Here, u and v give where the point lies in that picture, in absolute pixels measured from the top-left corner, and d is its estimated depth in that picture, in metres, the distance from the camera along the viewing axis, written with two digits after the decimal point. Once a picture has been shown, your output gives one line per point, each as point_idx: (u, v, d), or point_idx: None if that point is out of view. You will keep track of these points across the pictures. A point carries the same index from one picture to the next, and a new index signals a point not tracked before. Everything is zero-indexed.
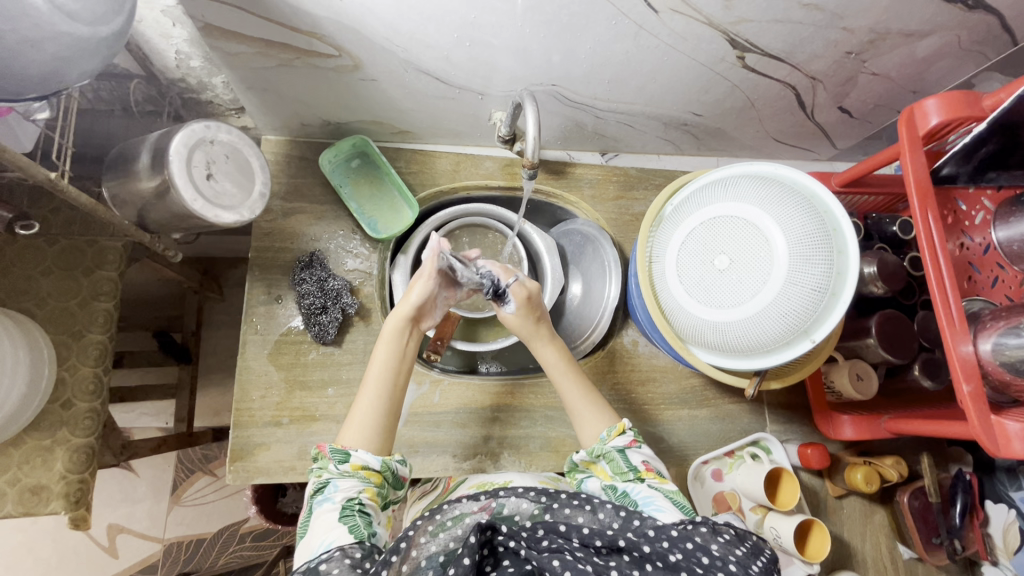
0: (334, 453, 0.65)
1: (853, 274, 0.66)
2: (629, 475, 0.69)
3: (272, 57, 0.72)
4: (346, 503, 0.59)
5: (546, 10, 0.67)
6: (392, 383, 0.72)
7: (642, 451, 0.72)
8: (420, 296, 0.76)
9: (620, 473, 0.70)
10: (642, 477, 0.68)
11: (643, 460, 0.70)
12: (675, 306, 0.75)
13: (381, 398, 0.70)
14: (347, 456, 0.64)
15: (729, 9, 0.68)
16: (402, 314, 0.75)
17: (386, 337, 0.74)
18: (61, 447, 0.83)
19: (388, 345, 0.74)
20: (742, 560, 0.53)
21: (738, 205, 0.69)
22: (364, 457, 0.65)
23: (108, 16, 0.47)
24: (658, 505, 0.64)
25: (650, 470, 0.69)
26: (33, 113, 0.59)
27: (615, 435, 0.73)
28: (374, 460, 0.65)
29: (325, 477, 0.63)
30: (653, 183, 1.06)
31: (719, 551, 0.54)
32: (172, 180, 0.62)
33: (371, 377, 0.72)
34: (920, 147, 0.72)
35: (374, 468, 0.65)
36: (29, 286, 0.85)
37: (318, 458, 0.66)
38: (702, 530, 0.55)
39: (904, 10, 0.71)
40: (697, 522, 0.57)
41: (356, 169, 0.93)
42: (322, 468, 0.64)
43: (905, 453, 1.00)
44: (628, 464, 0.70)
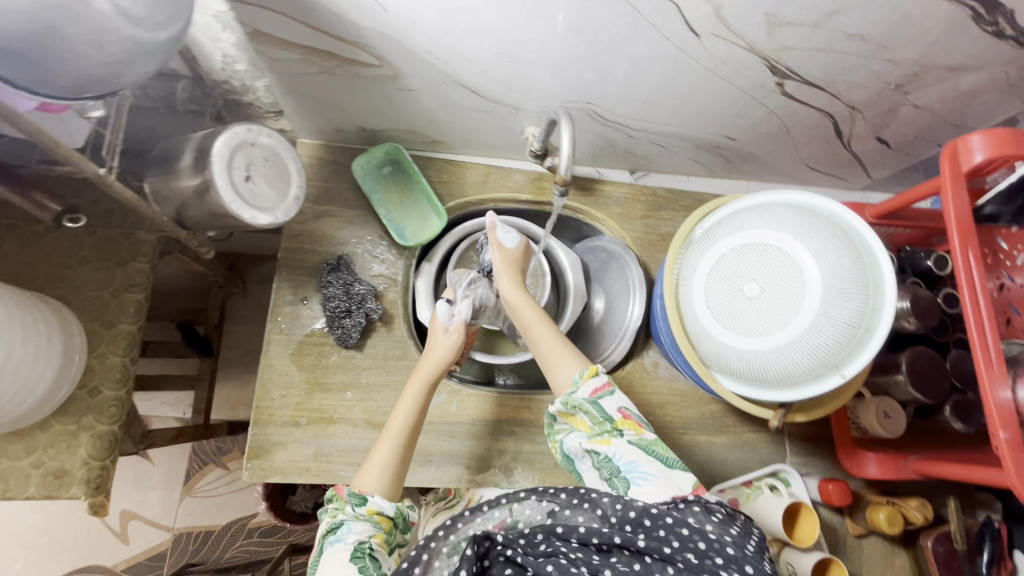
0: (351, 495, 0.66)
1: (890, 309, 0.63)
2: (606, 426, 0.70)
3: (314, 64, 0.74)
4: (357, 546, 0.61)
5: (587, 29, 0.67)
6: (408, 435, 0.72)
7: (614, 397, 0.72)
8: (448, 350, 0.78)
9: (598, 424, 0.70)
10: (620, 429, 0.69)
11: (619, 408, 0.70)
12: (701, 331, 0.74)
13: (395, 446, 0.71)
14: (364, 500, 0.66)
15: (772, 36, 0.68)
16: (431, 369, 0.77)
17: (411, 389, 0.76)
18: (86, 433, 0.85)
19: (410, 398, 0.75)
20: (737, 538, 0.57)
21: (771, 233, 0.68)
22: (380, 502, 0.67)
23: (168, 22, 0.47)
24: (646, 470, 0.66)
25: (627, 420, 0.69)
26: (88, 110, 0.60)
27: (587, 377, 0.73)
28: (389, 506, 0.67)
29: (340, 518, 0.64)
30: (681, 204, 1.06)
31: (713, 531, 0.57)
32: (212, 180, 0.64)
33: (395, 427, 0.72)
34: (963, 183, 0.72)
35: (388, 513, 0.67)
36: (66, 273, 0.88)
37: (335, 498, 0.67)
38: (695, 510, 0.59)
39: (951, 45, 0.70)
40: (690, 501, 0.60)
41: (387, 176, 0.95)
42: (338, 510, 0.65)
43: (929, 495, 0.97)
44: (604, 414, 0.70)
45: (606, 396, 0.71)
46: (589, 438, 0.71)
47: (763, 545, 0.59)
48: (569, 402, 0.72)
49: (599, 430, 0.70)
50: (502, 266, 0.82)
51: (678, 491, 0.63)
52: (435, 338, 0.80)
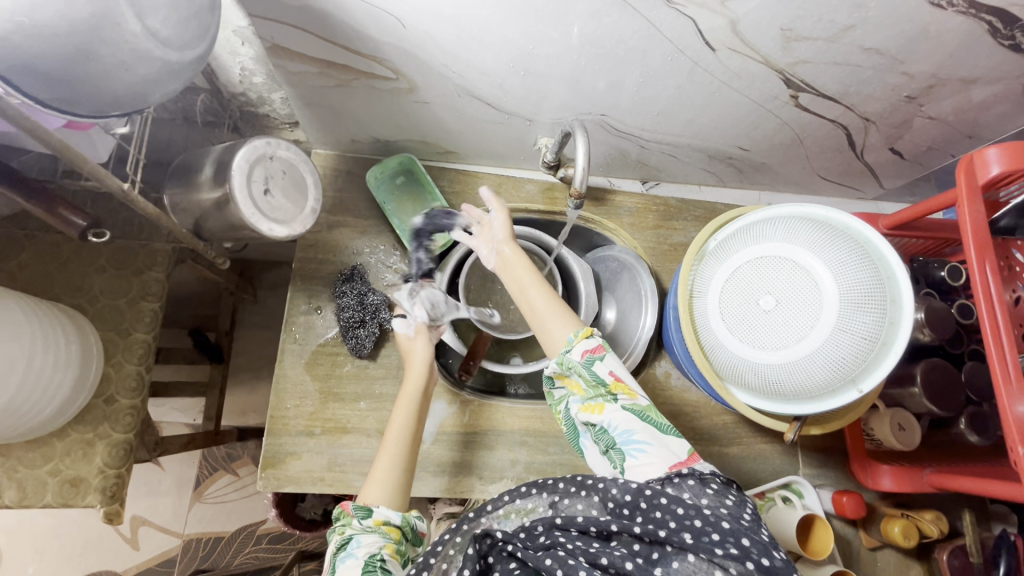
0: (357, 510, 0.65)
1: (907, 325, 0.64)
2: (600, 392, 0.68)
3: (331, 77, 0.74)
4: (368, 560, 0.58)
5: (603, 44, 0.68)
6: (410, 445, 0.73)
7: (607, 360, 0.69)
8: (424, 356, 0.81)
9: (592, 389, 0.69)
10: (614, 393, 0.68)
11: (611, 372, 0.68)
12: (716, 343, 0.74)
13: (398, 457, 0.72)
14: (370, 512, 0.65)
15: (788, 50, 0.68)
16: (416, 376, 0.79)
17: (401, 404, 0.77)
18: (102, 441, 0.85)
19: (404, 414, 0.76)
20: (733, 509, 0.58)
21: (786, 246, 0.68)
22: (386, 513, 0.66)
23: (195, 41, 0.47)
24: (641, 438, 0.65)
25: (619, 384, 0.67)
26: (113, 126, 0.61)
27: (581, 337, 0.70)
28: (396, 516, 0.66)
29: (348, 534, 0.63)
30: (693, 214, 1.06)
31: (709, 505, 0.58)
32: (232, 194, 0.64)
33: (393, 442, 0.72)
34: (979, 196, 0.71)
35: (395, 523, 0.66)
36: (83, 282, 0.89)
37: (341, 516, 0.66)
38: (690, 484, 0.60)
39: (967, 59, 0.70)
40: (685, 476, 0.60)
41: (400, 186, 0.95)
42: (345, 525, 0.64)
43: (944, 507, 0.96)
44: (596, 378, 0.68)
45: (599, 359, 0.68)
46: (583, 404, 0.70)
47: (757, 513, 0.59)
48: (563, 363, 0.70)
49: (594, 394, 0.69)
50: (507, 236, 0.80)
51: (676, 459, 0.63)
52: (407, 347, 0.83)
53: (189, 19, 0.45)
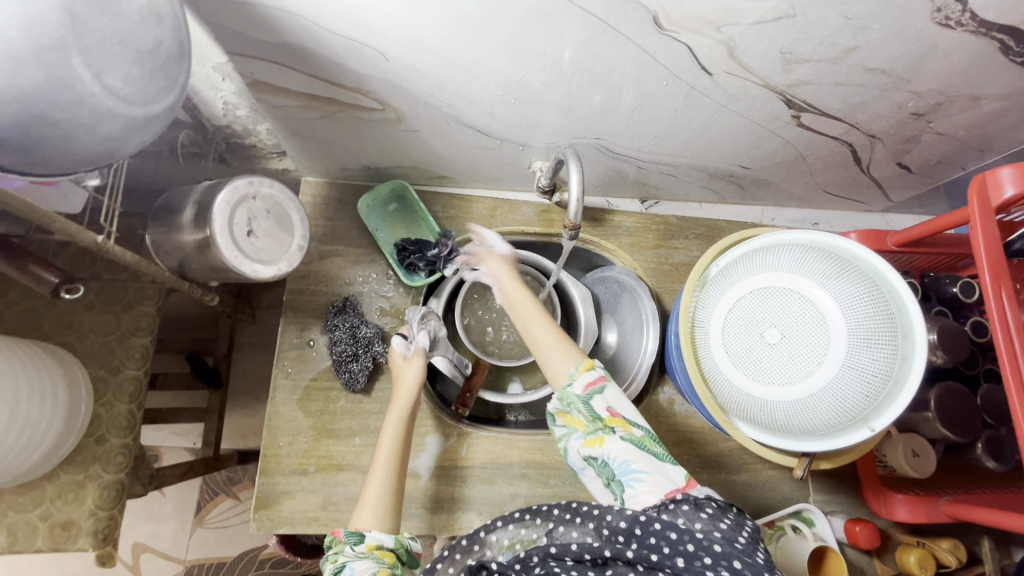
0: (348, 536, 0.65)
1: (920, 361, 0.60)
2: (597, 425, 0.66)
3: (315, 109, 0.72)
4: None
5: (593, 71, 0.65)
6: (398, 465, 0.73)
7: (605, 393, 0.68)
8: (417, 377, 0.79)
9: (588, 423, 0.67)
10: (612, 426, 0.66)
11: (609, 407, 0.67)
12: (718, 376, 0.70)
13: (387, 481, 0.71)
14: (362, 538, 0.64)
15: (788, 73, 0.65)
16: (404, 402, 0.77)
17: (390, 420, 0.76)
18: (93, 483, 0.84)
19: (392, 427, 0.75)
20: (727, 533, 0.55)
21: (792, 278, 0.66)
22: (378, 536, 0.65)
23: (162, 94, 0.45)
24: (639, 468, 0.62)
25: (616, 416, 0.66)
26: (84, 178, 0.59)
27: (582, 371, 0.69)
28: (388, 538, 0.65)
29: (341, 560, 0.62)
30: (694, 233, 1.03)
31: (702, 529, 0.55)
32: (213, 237, 0.62)
33: (382, 462, 0.72)
34: (992, 217, 0.68)
35: (389, 546, 0.65)
36: (72, 320, 0.87)
37: (332, 543, 0.65)
38: (684, 509, 0.57)
39: (978, 77, 0.66)
40: (678, 501, 0.58)
41: (393, 213, 0.94)
42: (337, 553, 0.64)
43: (960, 532, 0.93)
44: (593, 413, 0.66)
45: (599, 391, 0.68)
46: (583, 439, 0.67)
47: (758, 537, 0.56)
48: (563, 396, 0.69)
49: (593, 429, 0.66)
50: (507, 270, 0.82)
51: (672, 486, 0.61)
52: (398, 369, 0.80)
53: (154, 72, 0.43)
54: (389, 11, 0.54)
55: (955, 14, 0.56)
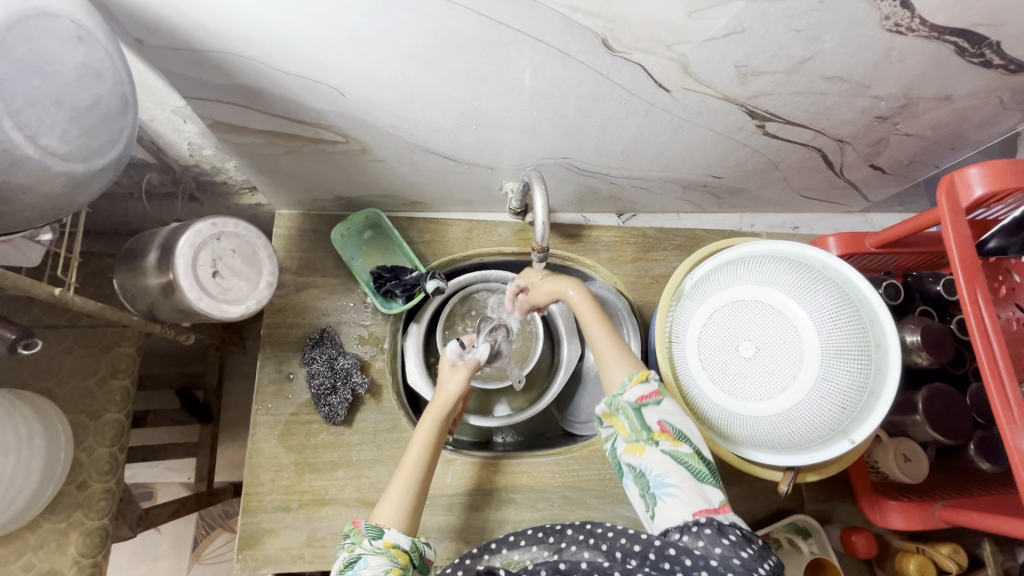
0: (368, 528, 0.64)
1: (894, 370, 0.60)
2: (642, 434, 0.62)
3: (279, 144, 0.72)
4: None
5: (551, 94, 0.65)
6: (425, 471, 0.71)
7: (661, 406, 0.64)
8: (460, 387, 0.77)
9: (634, 429, 0.63)
10: (656, 439, 0.61)
11: (660, 419, 0.62)
12: (698, 392, 0.69)
13: (411, 481, 0.69)
14: (382, 533, 0.64)
15: (745, 85, 0.65)
16: (440, 407, 0.75)
17: (423, 424, 0.74)
18: (75, 530, 0.83)
19: (421, 437, 0.73)
20: (748, 562, 0.51)
21: (763, 290, 0.65)
22: (396, 535, 0.64)
23: (106, 147, 0.45)
24: (673, 482, 0.59)
25: (666, 430, 0.61)
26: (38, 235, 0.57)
27: (635, 383, 0.65)
28: (405, 540, 0.65)
29: (357, 552, 0.62)
30: (673, 243, 1.03)
31: (720, 555, 0.52)
32: (177, 281, 0.62)
33: (410, 462, 0.70)
34: (964, 217, 0.68)
35: (404, 547, 0.64)
36: (51, 365, 0.87)
37: (351, 533, 0.64)
38: (706, 533, 0.54)
39: (937, 78, 0.66)
40: (701, 523, 0.54)
41: (368, 241, 0.94)
42: (354, 543, 0.63)
43: (960, 535, 0.91)
44: (643, 423, 0.62)
45: (655, 402, 0.63)
46: (625, 445, 0.64)
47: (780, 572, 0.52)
48: (613, 402, 0.66)
49: (635, 437, 0.62)
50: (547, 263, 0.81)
51: (704, 506, 0.57)
52: (445, 375, 0.79)
53: (95, 127, 0.43)
54: (336, 49, 0.54)
55: (905, 20, 0.56)
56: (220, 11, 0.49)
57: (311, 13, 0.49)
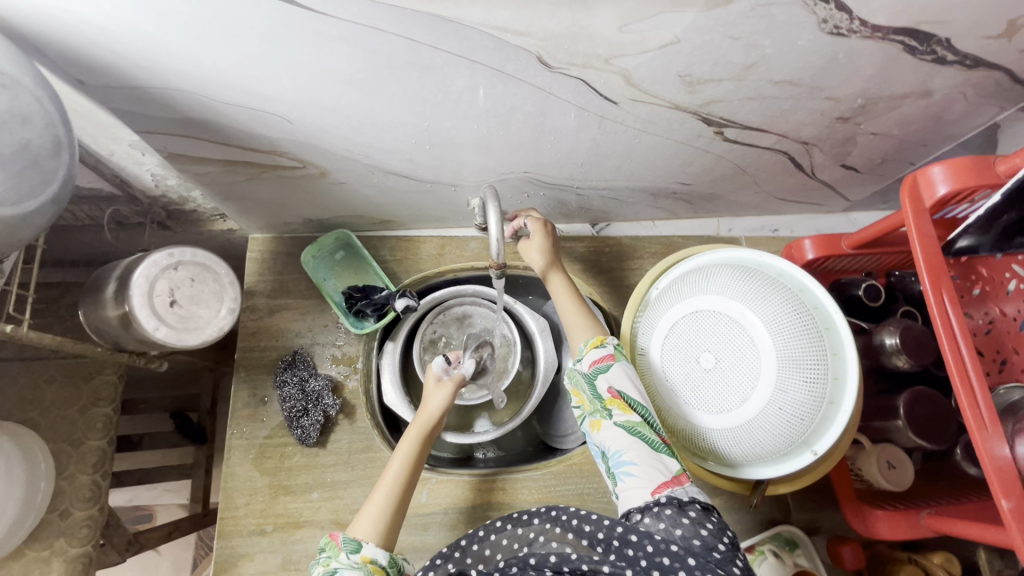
0: (345, 542, 0.63)
1: (852, 379, 0.59)
2: (596, 407, 0.64)
3: (238, 172, 0.73)
4: None
5: (499, 112, 0.65)
6: (405, 485, 0.69)
7: (610, 374, 0.65)
8: (444, 402, 0.76)
9: (589, 404, 0.65)
10: (608, 409, 0.63)
11: (610, 387, 0.64)
12: (661, 406, 0.68)
13: (392, 495, 0.68)
14: (359, 547, 0.62)
15: (694, 93, 0.64)
16: (426, 419, 0.74)
17: (408, 437, 0.73)
18: (58, 558, 0.83)
19: (401, 453, 0.71)
20: (707, 541, 0.53)
21: (721, 300, 0.64)
22: (374, 549, 0.63)
23: (38, 189, 0.46)
24: (629, 459, 0.60)
25: (615, 399, 0.63)
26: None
27: (590, 349, 0.69)
28: (383, 555, 0.63)
29: (333, 566, 0.61)
30: (648, 251, 1.02)
31: (682, 536, 0.53)
32: (134, 313, 0.63)
33: (390, 477, 0.69)
34: (929, 217, 0.66)
35: (382, 562, 0.62)
36: (34, 395, 0.88)
37: (327, 547, 0.63)
38: (667, 513, 0.55)
39: (892, 77, 0.65)
40: (662, 504, 0.56)
41: (340, 261, 0.94)
42: (330, 557, 0.62)
43: (955, 543, 0.88)
44: (594, 394, 0.65)
45: (604, 370, 0.66)
46: (584, 420, 0.66)
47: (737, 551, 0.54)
48: (573, 375, 0.69)
49: (591, 411, 0.65)
50: (545, 263, 0.79)
51: (661, 479, 0.58)
52: (429, 391, 0.78)
53: (26, 170, 0.45)
54: (273, 79, 0.55)
55: (844, 22, 0.55)
56: (151, 49, 0.50)
57: (240, 46, 0.50)
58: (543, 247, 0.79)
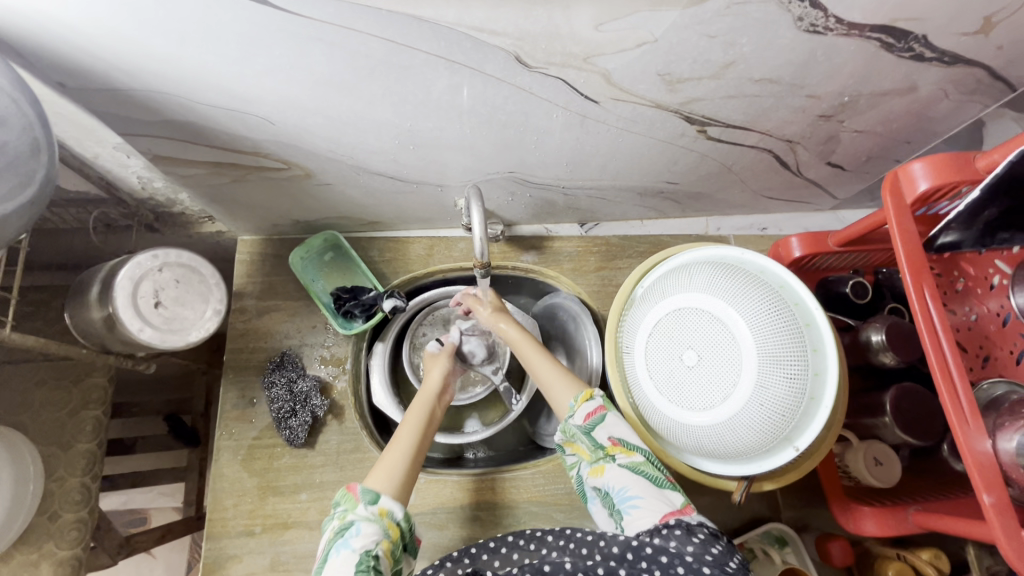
0: (363, 494, 0.62)
1: (832, 374, 0.60)
2: (598, 455, 0.66)
3: (223, 174, 0.74)
4: (361, 557, 0.56)
5: (480, 112, 0.65)
6: (419, 442, 0.70)
7: (608, 423, 0.67)
8: (441, 374, 0.81)
9: (591, 453, 0.67)
10: (611, 454, 0.65)
11: (610, 436, 0.66)
12: (646, 403, 0.68)
13: (407, 451, 0.69)
14: (377, 498, 0.62)
15: (675, 92, 0.64)
16: (432, 387, 0.79)
17: (418, 402, 0.76)
18: (46, 561, 0.82)
19: (415, 413, 0.74)
20: (718, 558, 0.53)
21: (702, 297, 0.64)
22: (391, 502, 0.63)
23: (16, 190, 0.47)
24: (635, 493, 0.61)
25: (616, 446, 0.65)
26: None
27: (582, 402, 0.69)
28: (400, 509, 0.62)
29: (350, 519, 0.60)
30: (636, 250, 1.02)
31: (694, 552, 0.53)
32: (117, 314, 0.64)
33: (405, 435, 0.70)
34: (910, 214, 0.66)
35: (397, 518, 0.62)
36: (23, 398, 0.87)
37: (343, 500, 0.63)
38: (676, 533, 0.55)
39: (871, 74, 0.65)
40: (671, 525, 0.56)
41: (329, 262, 0.94)
42: (347, 510, 0.62)
43: (945, 541, 0.87)
44: (595, 443, 0.66)
45: (601, 421, 0.67)
46: (588, 468, 0.67)
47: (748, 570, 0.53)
48: (567, 429, 0.70)
49: (593, 459, 0.67)
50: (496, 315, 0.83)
51: (668, 509, 0.59)
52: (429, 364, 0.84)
53: (2, 170, 0.45)
54: (254, 81, 0.55)
55: (820, 20, 0.55)
56: (129, 51, 0.50)
57: (219, 47, 0.51)
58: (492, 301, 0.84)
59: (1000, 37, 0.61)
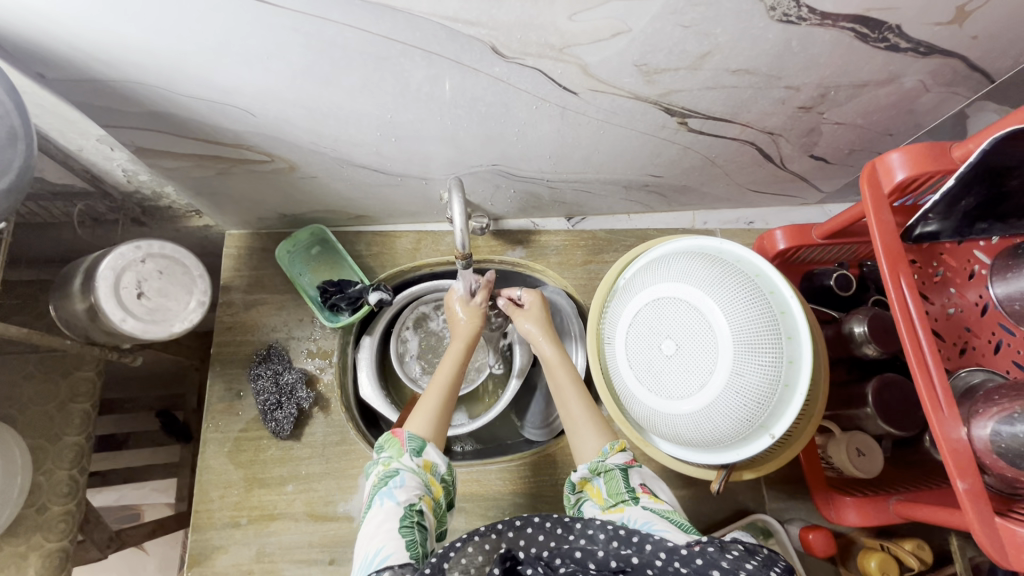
0: (409, 441, 0.64)
1: (807, 362, 0.60)
2: (620, 496, 0.62)
3: (207, 167, 0.74)
4: (406, 510, 0.57)
5: (459, 103, 0.65)
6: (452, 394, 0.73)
7: (640, 472, 0.65)
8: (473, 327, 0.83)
9: (613, 495, 0.62)
10: (637, 498, 0.61)
11: (642, 482, 0.64)
12: (628, 392, 0.69)
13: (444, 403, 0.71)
14: (422, 449, 0.64)
15: (653, 84, 0.65)
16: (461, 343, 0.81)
17: (450, 356, 0.78)
18: (34, 552, 0.82)
19: (447, 369, 0.76)
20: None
21: (680, 287, 0.64)
22: (434, 454, 0.65)
23: None
24: (660, 527, 0.56)
25: (646, 491, 0.62)
26: None
27: (615, 452, 0.66)
28: (443, 461, 0.65)
29: (395, 466, 0.61)
30: (622, 244, 1.03)
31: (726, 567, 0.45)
32: (100, 304, 0.64)
33: (440, 389, 0.73)
34: (887, 206, 0.66)
35: (440, 472, 0.64)
36: (11, 390, 0.87)
37: (389, 445, 0.64)
38: (706, 550, 0.47)
39: (846, 66, 0.66)
40: (704, 541, 0.48)
41: (316, 256, 0.95)
42: (393, 457, 0.63)
43: (930, 533, 0.88)
44: (625, 485, 0.62)
45: (637, 465, 0.65)
46: (603, 510, 0.62)
47: None
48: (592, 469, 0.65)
49: (614, 500, 0.62)
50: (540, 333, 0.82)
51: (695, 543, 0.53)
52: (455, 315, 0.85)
53: None
54: (231, 71, 0.56)
55: (792, 9, 0.56)
56: (106, 41, 0.51)
57: (194, 36, 0.51)
58: (538, 318, 0.84)
59: (974, 28, 0.62)
